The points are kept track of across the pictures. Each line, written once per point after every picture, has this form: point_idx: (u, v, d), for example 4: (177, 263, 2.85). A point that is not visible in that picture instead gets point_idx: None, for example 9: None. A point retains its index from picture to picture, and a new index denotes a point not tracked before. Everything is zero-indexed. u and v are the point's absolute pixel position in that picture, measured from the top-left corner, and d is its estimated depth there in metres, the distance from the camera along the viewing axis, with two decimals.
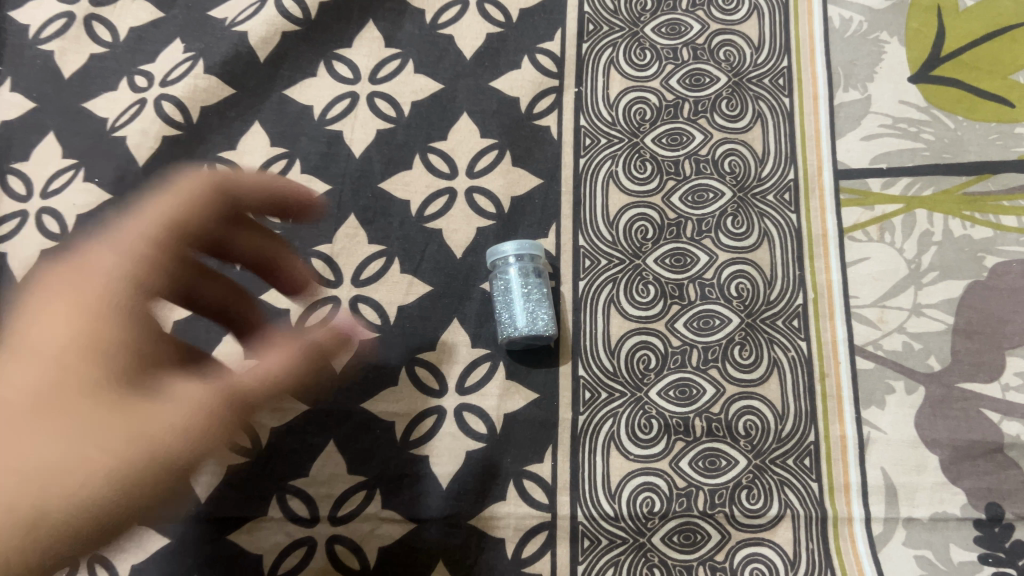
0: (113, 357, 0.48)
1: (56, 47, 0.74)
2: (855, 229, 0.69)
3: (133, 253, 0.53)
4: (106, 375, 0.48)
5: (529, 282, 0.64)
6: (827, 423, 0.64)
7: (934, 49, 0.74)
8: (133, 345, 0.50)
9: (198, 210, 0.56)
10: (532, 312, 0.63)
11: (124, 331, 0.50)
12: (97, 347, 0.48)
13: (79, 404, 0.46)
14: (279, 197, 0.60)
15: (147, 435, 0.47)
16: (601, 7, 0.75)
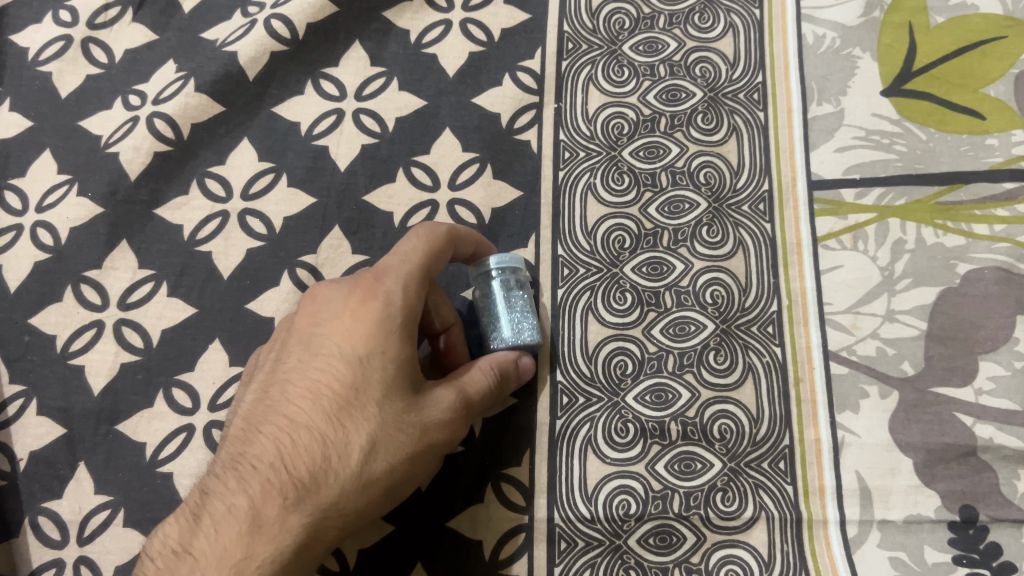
0: (403, 345, 0.55)
1: (55, 69, 0.77)
2: (829, 238, 0.70)
3: (410, 258, 0.58)
4: (411, 346, 0.56)
5: (511, 295, 0.64)
6: (801, 427, 0.65)
7: (906, 64, 0.75)
8: (411, 328, 0.56)
9: (432, 253, 0.59)
10: (517, 323, 0.64)
11: (408, 316, 0.56)
12: (402, 330, 0.55)
13: (395, 368, 0.55)
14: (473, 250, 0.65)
15: (454, 396, 0.57)
16: (579, 26, 0.78)
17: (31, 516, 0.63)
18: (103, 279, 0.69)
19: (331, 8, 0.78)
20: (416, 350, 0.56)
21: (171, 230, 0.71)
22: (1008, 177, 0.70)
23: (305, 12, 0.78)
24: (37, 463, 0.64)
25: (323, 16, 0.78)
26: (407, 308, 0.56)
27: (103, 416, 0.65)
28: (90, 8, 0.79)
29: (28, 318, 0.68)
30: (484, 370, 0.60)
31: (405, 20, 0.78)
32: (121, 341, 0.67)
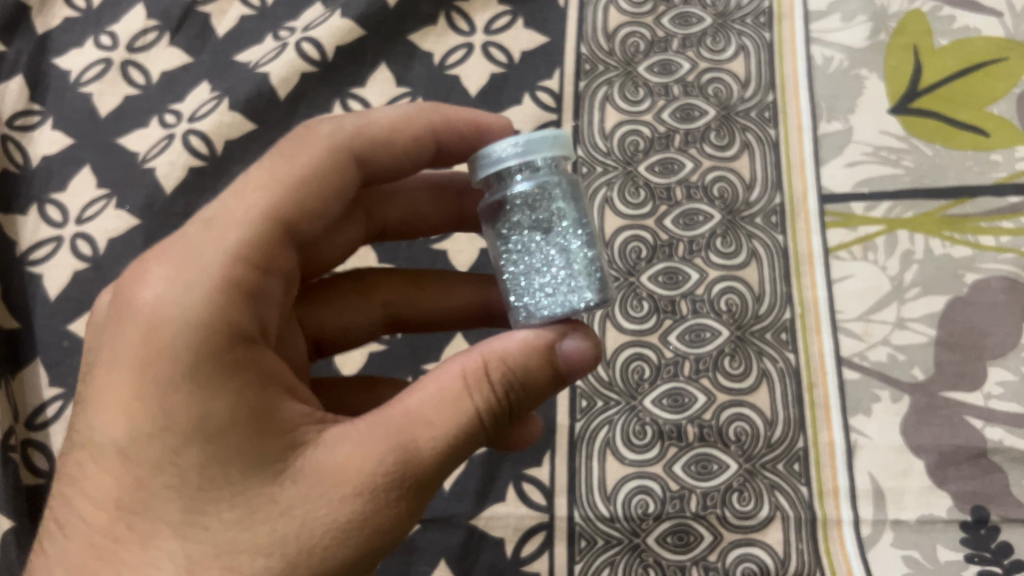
0: (208, 402, 0.37)
1: (94, 90, 0.81)
2: (840, 249, 0.72)
3: (226, 220, 0.43)
4: (228, 374, 0.38)
5: (552, 211, 0.45)
6: (815, 430, 0.67)
7: (912, 84, 0.78)
8: (218, 363, 0.38)
9: (268, 195, 0.44)
10: (566, 267, 0.44)
11: (210, 331, 0.38)
12: (194, 372, 0.38)
13: (210, 446, 0.37)
14: (421, 139, 0.52)
15: (351, 467, 0.38)
16: (596, 48, 0.81)
17: None
18: None
19: (358, 31, 0.82)
20: (254, 361, 0.40)
21: None
22: (1012, 191, 0.72)
23: (334, 36, 0.81)
24: None
25: (351, 39, 0.81)
26: (191, 329, 0.38)
27: None
28: (129, 32, 0.83)
29: (68, 324, 0.72)
30: (429, 418, 0.40)
31: (429, 43, 0.82)
32: None
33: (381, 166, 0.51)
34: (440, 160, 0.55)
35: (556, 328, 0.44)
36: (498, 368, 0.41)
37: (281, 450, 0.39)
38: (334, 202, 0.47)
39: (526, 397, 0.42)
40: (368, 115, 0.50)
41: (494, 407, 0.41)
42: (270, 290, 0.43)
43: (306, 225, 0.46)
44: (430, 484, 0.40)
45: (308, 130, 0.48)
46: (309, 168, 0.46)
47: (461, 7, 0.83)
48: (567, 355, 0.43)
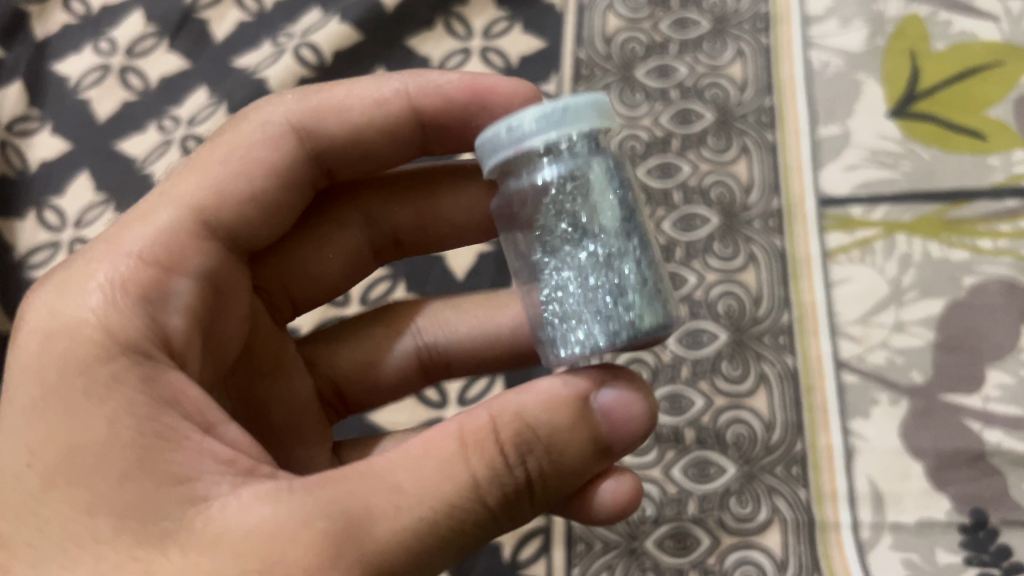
0: (74, 429, 0.37)
1: (93, 96, 0.82)
2: (838, 252, 0.72)
3: (146, 210, 0.46)
4: (100, 382, 0.38)
5: (589, 204, 0.41)
6: (814, 433, 0.67)
7: (909, 88, 0.78)
8: (91, 380, 0.38)
9: (189, 181, 0.47)
10: (618, 270, 0.40)
11: (84, 329, 0.39)
12: (58, 391, 0.37)
13: (80, 486, 0.36)
14: (388, 103, 0.53)
15: (270, 538, 0.35)
16: (593, 53, 0.81)
17: None
18: None
19: (356, 37, 0.82)
20: (149, 349, 0.40)
21: None
22: (1010, 194, 0.72)
23: (332, 41, 0.82)
24: None
25: (349, 44, 0.82)
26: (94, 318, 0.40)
27: None
28: (128, 38, 0.84)
29: None
30: (420, 485, 0.36)
31: (427, 48, 0.82)
32: None
33: (328, 138, 0.52)
34: (425, 127, 0.54)
35: (590, 383, 0.41)
36: (508, 429, 0.38)
37: (168, 504, 0.36)
38: (266, 179, 0.49)
39: (542, 461, 0.39)
40: (316, 94, 0.52)
41: (496, 474, 0.38)
42: (183, 276, 0.44)
43: (226, 205, 0.48)
44: (420, 565, 0.36)
45: (249, 115, 0.51)
46: (237, 150, 0.49)
47: (459, 13, 0.84)
48: (602, 411, 0.41)
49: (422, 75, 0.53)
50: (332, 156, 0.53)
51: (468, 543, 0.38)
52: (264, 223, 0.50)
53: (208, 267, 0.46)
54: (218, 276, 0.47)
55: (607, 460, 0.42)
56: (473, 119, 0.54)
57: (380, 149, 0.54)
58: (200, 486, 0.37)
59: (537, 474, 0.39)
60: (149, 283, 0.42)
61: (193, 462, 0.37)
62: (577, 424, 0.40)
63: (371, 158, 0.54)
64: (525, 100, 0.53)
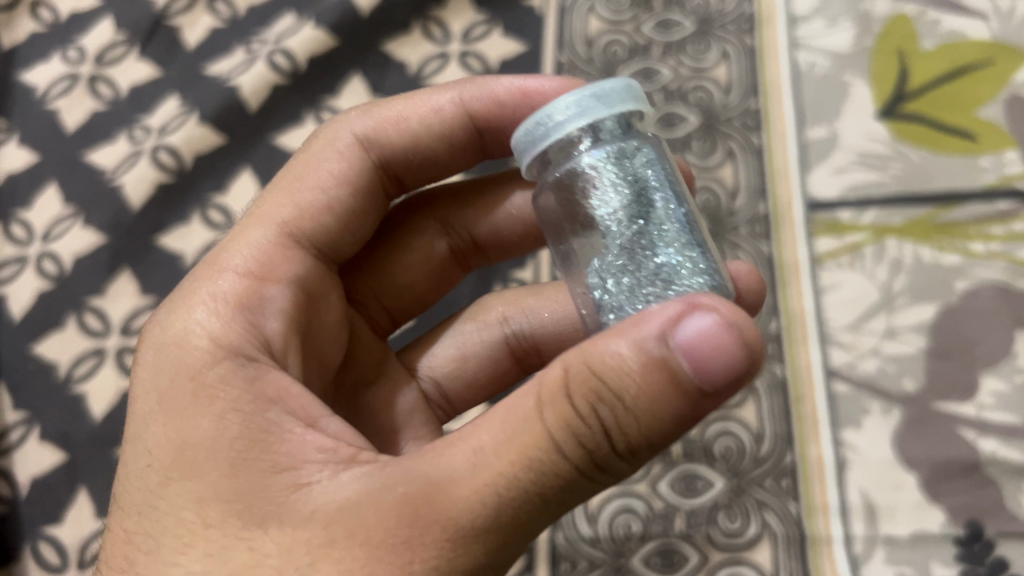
0: (181, 430, 0.37)
1: (62, 106, 0.82)
2: (828, 258, 0.70)
3: (239, 231, 0.46)
4: (203, 385, 0.38)
5: (623, 184, 0.38)
6: (804, 445, 0.65)
7: (898, 89, 0.76)
8: (198, 384, 0.38)
9: (275, 200, 0.47)
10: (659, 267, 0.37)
11: (188, 343, 0.39)
12: (168, 396, 0.38)
13: (189, 481, 0.36)
14: (454, 110, 0.51)
15: (356, 505, 0.34)
16: (574, 56, 0.79)
17: (33, 541, 0.67)
18: (105, 305, 0.74)
19: (331, 43, 0.81)
20: (249, 354, 0.39)
21: (173, 258, 0.75)
22: (1002, 196, 0.70)
23: (306, 47, 0.81)
24: (38, 489, 0.68)
25: (323, 49, 0.81)
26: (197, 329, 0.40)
27: (104, 443, 0.69)
28: (97, 45, 0.84)
29: (34, 346, 0.74)
30: (498, 445, 0.33)
31: (403, 52, 0.81)
32: (122, 368, 0.71)
33: (396, 144, 0.51)
34: (479, 130, 0.52)
35: (668, 318, 0.32)
36: (578, 373, 0.32)
37: (272, 490, 0.35)
38: (340, 188, 0.48)
39: (624, 416, 0.32)
40: (380, 107, 0.51)
41: (570, 429, 0.32)
42: (277, 285, 0.43)
43: (309, 217, 0.47)
44: (505, 527, 0.33)
45: (322, 132, 0.50)
46: (316, 168, 0.48)
47: (437, 16, 0.82)
48: (680, 349, 0.31)
49: (478, 81, 0.52)
50: (399, 164, 0.51)
51: (565, 503, 0.34)
52: (348, 233, 0.49)
53: (303, 277, 0.45)
54: (311, 287, 0.46)
55: (717, 399, 0.32)
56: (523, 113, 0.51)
57: (441, 154, 0.52)
58: (305, 472, 0.36)
59: (621, 434, 0.32)
60: (241, 295, 0.42)
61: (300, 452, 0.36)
62: (651, 367, 0.31)
63: (432, 165, 0.53)
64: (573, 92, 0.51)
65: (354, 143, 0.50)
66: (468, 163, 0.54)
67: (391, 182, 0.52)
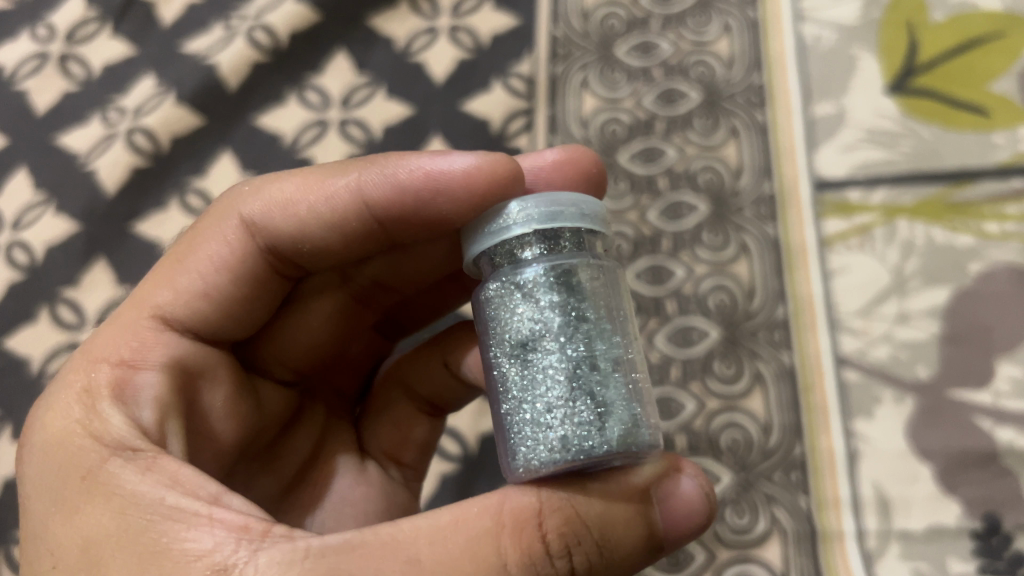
0: (82, 528, 0.37)
1: (30, 86, 0.79)
2: (837, 240, 0.67)
3: (115, 319, 0.47)
4: (111, 492, 0.38)
5: (528, 333, 0.37)
6: (814, 436, 0.62)
7: (906, 63, 0.72)
8: (89, 480, 0.39)
9: (155, 285, 0.47)
10: (575, 402, 0.35)
11: (78, 441, 0.40)
12: (64, 493, 0.39)
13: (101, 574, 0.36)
14: (351, 194, 0.46)
15: None
16: (570, 30, 0.76)
17: (7, 546, 0.64)
18: (78, 296, 0.71)
19: (314, 18, 0.78)
20: (136, 447, 0.40)
21: (150, 246, 0.72)
22: (1016, 173, 0.67)
23: (288, 23, 0.78)
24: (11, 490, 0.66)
25: (307, 25, 0.78)
26: (71, 424, 0.41)
27: None
28: (67, 23, 0.80)
29: (4, 339, 0.71)
30: (443, 563, 0.34)
31: (390, 27, 0.78)
32: None
33: (279, 226, 0.47)
34: (377, 217, 0.47)
35: (655, 473, 0.38)
36: (554, 517, 0.35)
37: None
38: (217, 274, 0.47)
39: (590, 553, 0.36)
40: (275, 184, 0.48)
41: (535, 567, 0.35)
42: (152, 371, 0.44)
43: (180, 299, 0.47)
44: None
45: (221, 205, 0.49)
46: (199, 249, 0.48)
47: None
48: (660, 503, 0.37)
49: (382, 162, 0.47)
50: (290, 250, 0.48)
51: None
52: (233, 316, 0.49)
53: (180, 361, 0.45)
54: (196, 364, 0.47)
55: (658, 557, 0.38)
56: (429, 205, 0.45)
57: (333, 241, 0.48)
58: (219, 556, 0.35)
59: (583, 566, 0.36)
60: (113, 385, 0.43)
61: (204, 538, 0.36)
62: (633, 517, 0.37)
63: (332, 250, 0.49)
64: (480, 179, 0.43)
65: (239, 225, 0.48)
66: (376, 245, 0.50)
67: (283, 262, 0.49)
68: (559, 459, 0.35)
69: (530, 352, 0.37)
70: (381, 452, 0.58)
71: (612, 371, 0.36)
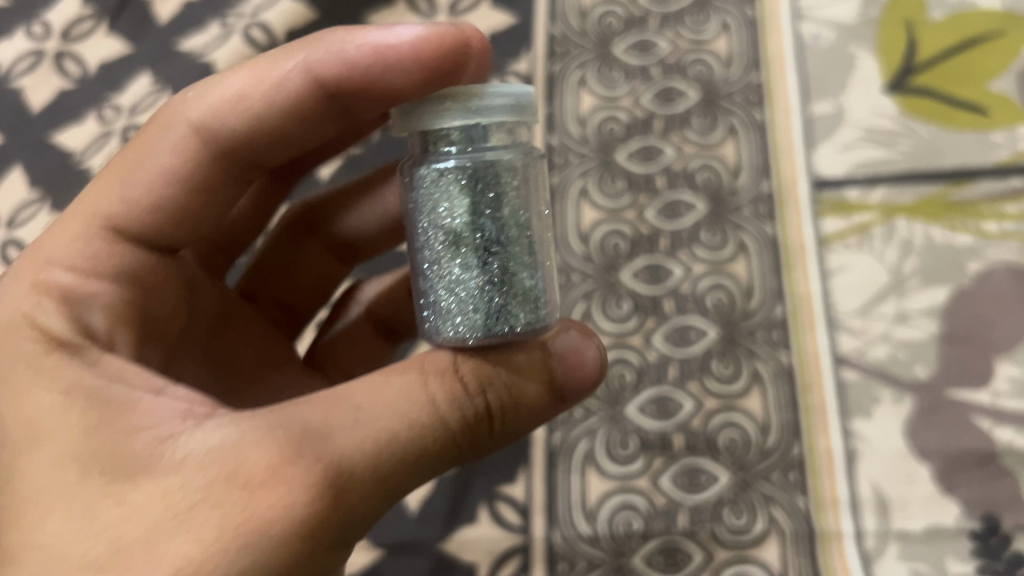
0: (29, 407, 0.39)
1: (27, 84, 0.78)
2: (835, 239, 0.67)
3: (64, 223, 0.47)
4: (63, 374, 0.40)
5: (449, 215, 0.38)
6: (812, 436, 0.62)
7: (906, 62, 0.72)
8: (39, 363, 0.40)
9: (99, 190, 0.47)
10: (492, 285, 0.38)
11: (20, 333, 0.42)
12: (14, 374, 0.40)
13: (46, 446, 0.38)
14: (304, 82, 0.48)
15: (231, 448, 0.37)
16: (567, 29, 0.76)
17: None
18: None
19: (310, 16, 0.78)
20: (79, 341, 0.42)
21: None
22: (1015, 172, 0.67)
23: (285, 21, 0.78)
24: None
25: (303, 23, 0.78)
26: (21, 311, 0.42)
27: None
28: (63, 20, 0.80)
29: None
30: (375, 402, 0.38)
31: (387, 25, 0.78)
32: None
33: (230, 127, 0.48)
34: (331, 94, 0.48)
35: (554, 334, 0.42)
36: (470, 364, 0.40)
37: (136, 445, 0.37)
38: (167, 186, 0.48)
39: (504, 393, 0.40)
40: (217, 83, 0.48)
41: (457, 400, 0.39)
42: (102, 281, 0.45)
43: (131, 204, 0.47)
44: (388, 472, 0.37)
45: (163, 112, 0.49)
46: (147, 154, 0.47)
47: None
48: (560, 356, 0.42)
49: (326, 39, 0.48)
50: (243, 148, 0.49)
51: (441, 463, 0.39)
52: (190, 219, 0.49)
53: (132, 264, 0.47)
54: (146, 271, 0.48)
55: (562, 407, 0.43)
56: (377, 74, 0.48)
57: (290, 128, 0.49)
58: (163, 428, 0.38)
59: (499, 404, 0.40)
60: (64, 289, 0.43)
61: (148, 417, 0.39)
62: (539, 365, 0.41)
63: (284, 139, 0.50)
64: (427, 50, 0.46)
65: (189, 130, 0.48)
66: (328, 128, 0.51)
67: (238, 163, 0.50)
68: (479, 334, 0.38)
69: (452, 237, 0.38)
70: (326, 359, 0.61)
71: (523, 249, 0.39)
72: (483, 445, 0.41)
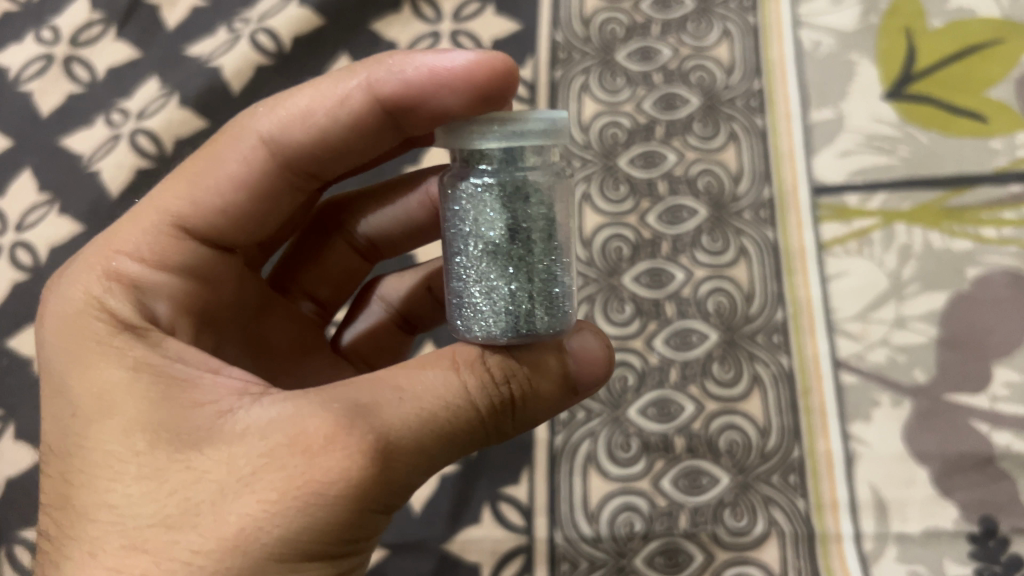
0: (96, 381, 0.40)
1: (35, 88, 0.79)
2: (834, 244, 0.68)
3: (133, 219, 0.47)
4: (124, 348, 0.41)
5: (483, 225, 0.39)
6: (812, 438, 0.62)
7: (905, 69, 0.72)
8: (104, 338, 0.42)
9: (167, 189, 0.47)
10: (518, 291, 0.38)
11: (85, 311, 0.43)
12: (77, 348, 0.42)
13: (114, 417, 0.39)
14: (363, 101, 0.47)
15: (291, 420, 0.37)
16: (571, 35, 0.76)
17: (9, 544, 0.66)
18: None
19: (316, 21, 0.78)
20: (137, 324, 0.42)
21: None
22: (1014, 179, 0.68)
23: (291, 26, 0.78)
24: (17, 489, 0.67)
25: (309, 28, 0.78)
26: (86, 288, 0.44)
27: None
28: (72, 25, 0.80)
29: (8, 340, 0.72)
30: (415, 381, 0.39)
31: (393, 31, 0.78)
32: None
33: (297, 141, 0.48)
34: (390, 114, 0.48)
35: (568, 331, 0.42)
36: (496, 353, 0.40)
37: (199, 418, 0.38)
38: (235, 193, 0.48)
39: (525, 383, 0.40)
40: (287, 99, 0.48)
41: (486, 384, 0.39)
42: (167, 273, 0.46)
43: (197, 207, 0.47)
44: (422, 448, 0.38)
45: (236, 125, 0.49)
46: (216, 162, 0.48)
47: None
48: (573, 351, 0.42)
49: (388, 58, 0.47)
50: (309, 162, 0.49)
51: (466, 443, 0.40)
52: (254, 223, 0.49)
53: (191, 263, 0.47)
54: (203, 267, 0.48)
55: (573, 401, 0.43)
56: (431, 97, 0.46)
57: (353, 143, 0.49)
58: (224, 403, 0.39)
59: (520, 393, 0.40)
60: (133, 280, 0.44)
61: (210, 392, 0.40)
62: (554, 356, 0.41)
63: (346, 153, 0.49)
64: (480, 73, 0.44)
65: (259, 143, 0.48)
66: (389, 143, 0.50)
67: (302, 177, 0.50)
68: (509, 333, 0.38)
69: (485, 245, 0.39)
70: (351, 348, 0.62)
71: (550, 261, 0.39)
72: (502, 430, 0.41)
